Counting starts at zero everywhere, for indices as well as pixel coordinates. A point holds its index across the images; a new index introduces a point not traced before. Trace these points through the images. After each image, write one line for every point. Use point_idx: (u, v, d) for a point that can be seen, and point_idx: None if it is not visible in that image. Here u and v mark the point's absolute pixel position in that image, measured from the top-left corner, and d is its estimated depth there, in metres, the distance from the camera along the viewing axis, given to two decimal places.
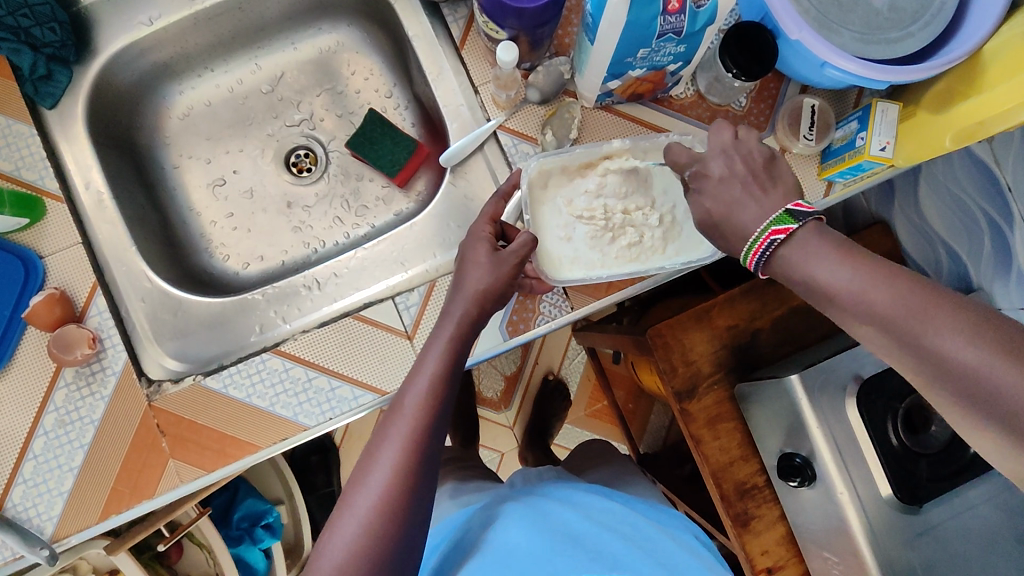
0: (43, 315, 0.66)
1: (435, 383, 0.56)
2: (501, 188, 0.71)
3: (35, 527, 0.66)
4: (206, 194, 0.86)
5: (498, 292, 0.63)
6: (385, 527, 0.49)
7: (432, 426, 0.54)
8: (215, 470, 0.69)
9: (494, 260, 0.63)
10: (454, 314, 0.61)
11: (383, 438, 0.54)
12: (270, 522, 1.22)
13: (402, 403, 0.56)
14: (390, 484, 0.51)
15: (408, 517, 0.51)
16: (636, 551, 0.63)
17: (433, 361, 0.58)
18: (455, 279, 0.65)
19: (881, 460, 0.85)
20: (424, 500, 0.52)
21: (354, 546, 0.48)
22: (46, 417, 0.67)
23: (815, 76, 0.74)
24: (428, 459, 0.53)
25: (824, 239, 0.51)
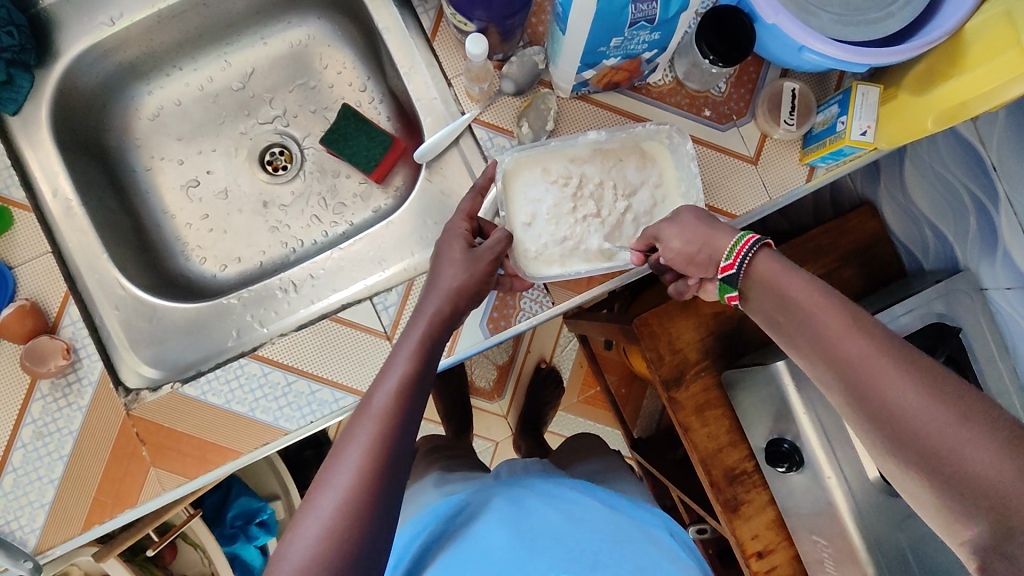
0: (13, 328, 0.65)
1: (403, 384, 0.56)
2: (477, 182, 0.70)
3: (17, 540, 0.66)
4: (180, 197, 0.84)
5: (474, 291, 0.62)
6: (349, 528, 0.49)
7: (399, 428, 0.54)
8: (197, 478, 0.69)
9: (469, 258, 0.62)
10: (426, 313, 0.61)
11: (350, 439, 0.53)
12: (265, 519, 1.23)
13: (371, 404, 0.55)
14: (358, 484, 0.50)
15: (376, 518, 0.50)
16: (615, 553, 0.63)
17: (402, 361, 0.58)
18: (430, 276, 0.64)
19: (867, 442, 0.86)
20: (392, 501, 0.52)
21: (316, 548, 0.47)
22: (24, 430, 0.67)
23: (794, 60, 0.73)
24: (396, 460, 0.53)
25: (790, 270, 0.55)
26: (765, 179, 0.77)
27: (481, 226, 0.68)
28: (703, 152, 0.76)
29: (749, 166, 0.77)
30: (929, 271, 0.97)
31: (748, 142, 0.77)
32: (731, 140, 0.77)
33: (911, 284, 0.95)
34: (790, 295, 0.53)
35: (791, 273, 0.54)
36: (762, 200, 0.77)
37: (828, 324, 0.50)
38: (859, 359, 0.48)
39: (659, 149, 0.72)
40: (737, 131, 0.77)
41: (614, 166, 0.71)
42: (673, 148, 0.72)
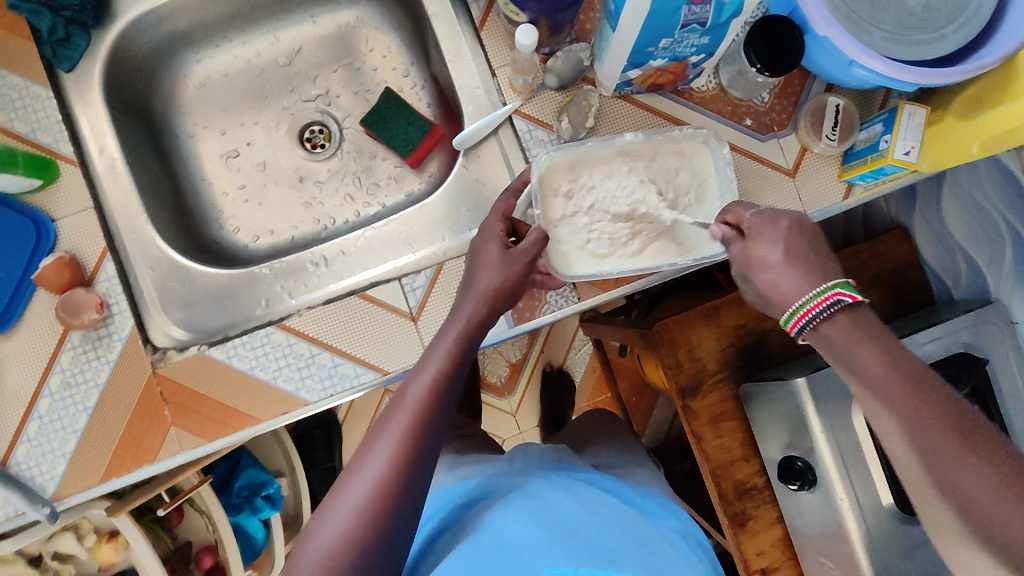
0: (53, 278, 0.66)
1: (437, 380, 0.57)
2: (512, 184, 0.71)
3: (37, 485, 0.68)
4: (218, 166, 0.86)
5: (512, 291, 0.63)
6: (375, 515, 0.51)
7: (429, 423, 0.55)
8: (215, 440, 0.70)
9: (506, 258, 0.63)
10: (463, 313, 0.62)
11: (381, 430, 0.55)
12: (270, 493, 1.26)
13: (404, 396, 0.57)
14: (385, 476, 0.52)
15: (400, 508, 0.52)
16: (632, 552, 0.63)
17: (437, 358, 0.59)
18: (466, 278, 0.65)
19: (885, 468, 0.88)
20: (418, 491, 0.54)
21: (344, 531, 0.50)
22: (52, 378, 0.68)
23: (841, 74, 0.72)
24: (424, 454, 0.55)
25: (867, 330, 0.52)
26: (801, 191, 0.76)
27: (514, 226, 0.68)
28: (741, 162, 0.76)
29: (786, 178, 0.77)
30: (958, 300, 0.95)
31: (787, 154, 0.77)
32: (770, 151, 0.77)
33: (938, 312, 0.94)
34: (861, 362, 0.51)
35: (868, 342, 0.51)
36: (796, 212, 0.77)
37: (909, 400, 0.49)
38: (933, 439, 0.48)
39: (693, 152, 0.72)
40: (777, 142, 0.77)
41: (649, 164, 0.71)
42: (710, 151, 0.72)
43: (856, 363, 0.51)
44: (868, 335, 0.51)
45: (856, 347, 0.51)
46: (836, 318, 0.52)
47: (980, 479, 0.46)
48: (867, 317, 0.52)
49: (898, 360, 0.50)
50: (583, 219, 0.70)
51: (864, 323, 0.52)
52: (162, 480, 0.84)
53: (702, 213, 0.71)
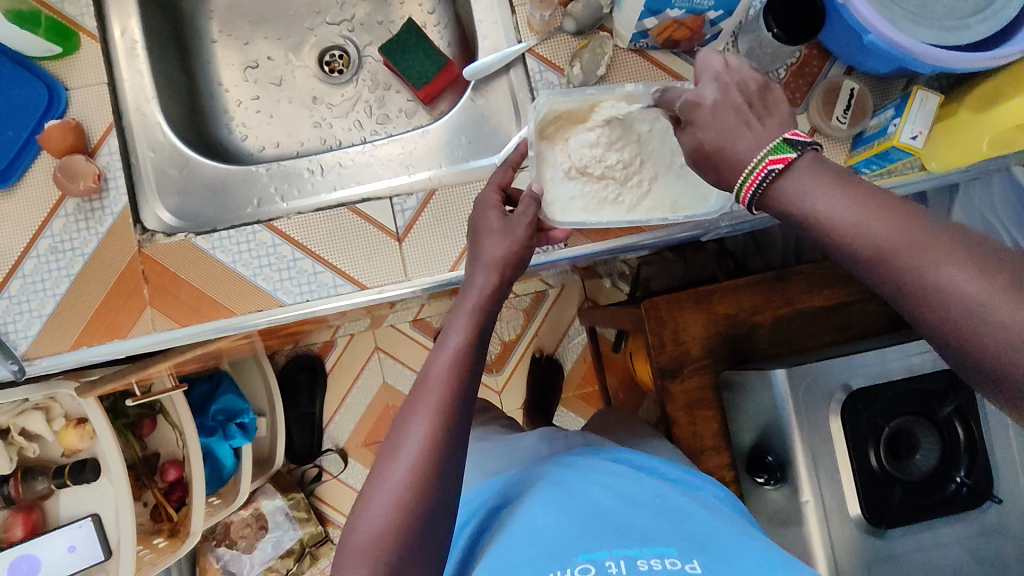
0: (56, 140, 0.68)
1: (458, 358, 0.57)
2: (510, 157, 0.71)
3: (11, 343, 0.69)
4: (237, 74, 0.88)
5: (519, 258, 0.64)
6: (417, 498, 0.52)
7: (456, 402, 0.56)
8: (188, 326, 0.71)
9: (508, 227, 0.64)
10: (475, 285, 0.62)
11: (411, 412, 0.56)
12: (243, 423, 1.29)
13: (428, 376, 0.57)
14: (418, 458, 0.53)
15: (436, 494, 0.53)
16: (668, 525, 0.62)
17: (457, 333, 0.59)
18: (472, 250, 0.66)
19: (856, 477, 0.85)
20: (450, 473, 0.54)
21: (389, 515, 0.51)
22: (41, 242, 0.70)
23: (860, 52, 0.71)
24: (453, 434, 0.55)
25: (822, 172, 0.47)
26: None
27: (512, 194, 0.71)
28: None
29: None
30: None
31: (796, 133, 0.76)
32: None
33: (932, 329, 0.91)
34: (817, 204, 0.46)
35: (820, 180, 0.46)
36: None
37: (867, 226, 0.44)
38: (908, 256, 0.42)
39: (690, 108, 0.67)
40: None
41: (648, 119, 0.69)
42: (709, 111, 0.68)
43: (815, 208, 0.46)
44: (818, 176, 0.46)
45: (810, 189, 0.46)
46: (787, 175, 0.47)
47: (977, 282, 0.40)
48: (833, 162, 0.48)
49: (851, 194, 0.45)
50: (578, 176, 0.69)
51: (812, 169, 0.47)
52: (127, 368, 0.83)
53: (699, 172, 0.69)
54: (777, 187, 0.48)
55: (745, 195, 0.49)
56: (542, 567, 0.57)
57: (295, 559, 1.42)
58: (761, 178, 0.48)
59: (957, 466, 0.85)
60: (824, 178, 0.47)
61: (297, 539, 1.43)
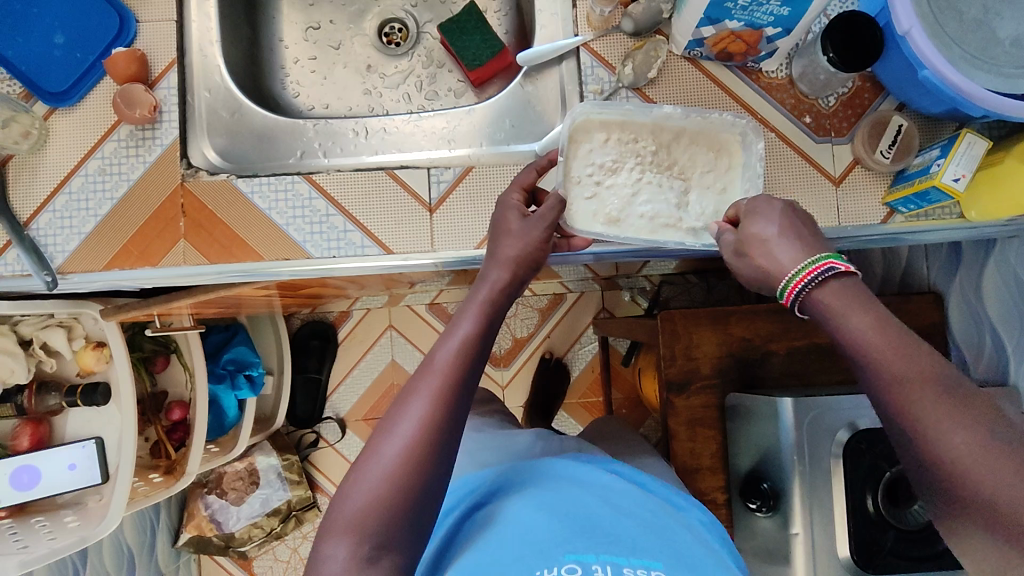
0: (120, 67, 0.71)
1: (465, 345, 0.58)
2: (538, 162, 0.71)
3: (48, 254, 0.72)
4: (299, 34, 0.91)
5: (534, 259, 0.65)
6: (409, 476, 0.53)
7: (459, 386, 0.57)
8: (215, 263, 0.72)
9: (525, 228, 0.65)
10: (489, 279, 0.63)
11: (412, 392, 0.56)
12: (252, 376, 1.32)
13: (433, 359, 0.58)
14: (417, 434, 0.54)
15: (429, 471, 0.54)
16: (655, 539, 0.63)
17: (467, 322, 0.60)
18: (490, 248, 0.67)
19: (850, 517, 0.83)
20: (447, 452, 0.55)
21: (381, 487, 0.52)
22: (91, 162, 0.72)
23: (914, 88, 0.71)
24: (452, 418, 0.56)
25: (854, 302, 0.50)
26: (840, 202, 0.76)
27: (534, 196, 0.71)
28: (789, 155, 0.76)
29: (829, 185, 0.76)
30: (975, 379, 0.94)
31: (837, 162, 0.76)
32: (821, 154, 0.76)
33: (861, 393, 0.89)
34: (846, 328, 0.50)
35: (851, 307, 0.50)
36: (830, 220, 0.76)
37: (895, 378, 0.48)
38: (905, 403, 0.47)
39: (730, 148, 0.69)
40: (831, 147, 0.76)
41: (680, 148, 0.68)
42: (744, 147, 0.68)
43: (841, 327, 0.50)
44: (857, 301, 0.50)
45: (844, 311, 0.50)
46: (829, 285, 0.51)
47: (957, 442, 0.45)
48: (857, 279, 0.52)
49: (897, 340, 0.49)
50: (605, 179, 0.67)
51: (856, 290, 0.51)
52: (149, 301, 0.85)
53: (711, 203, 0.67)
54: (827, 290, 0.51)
55: (793, 289, 0.52)
56: (530, 565, 0.57)
57: (280, 519, 1.43)
58: (818, 274, 0.51)
59: None
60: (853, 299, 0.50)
61: (285, 499, 1.44)
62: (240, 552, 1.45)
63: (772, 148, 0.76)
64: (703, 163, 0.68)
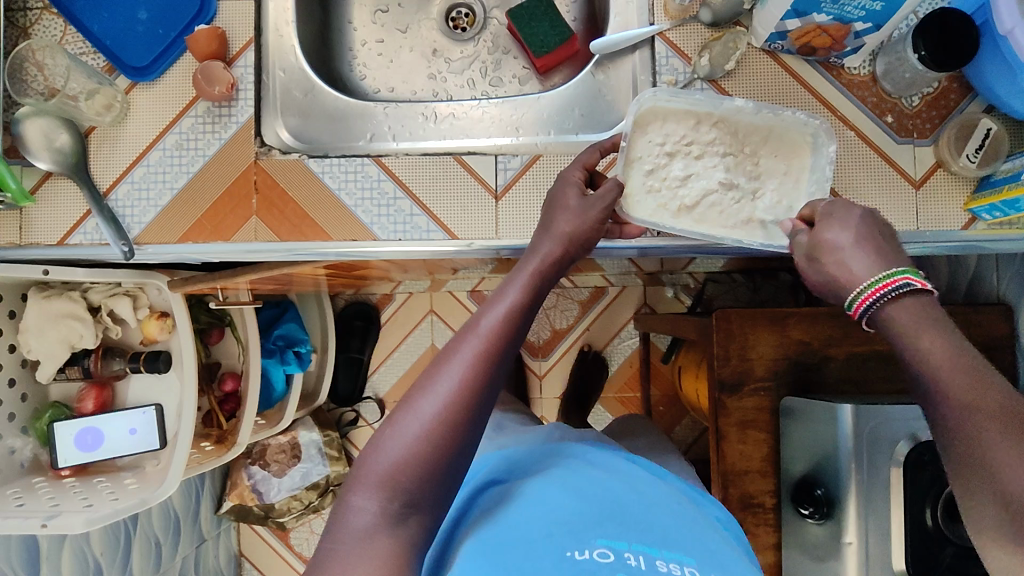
0: (202, 44, 0.72)
1: (510, 313, 0.58)
2: (603, 142, 0.70)
3: (125, 225, 0.74)
4: (367, 15, 0.91)
5: (587, 239, 0.64)
6: (445, 435, 0.53)
7: (501, 352, 0.57)
8: (285, 241, 0.74)
9: (584, 206, 0.64)
10: (538, 252, 0.63)
11: (454, 353, 0.56)
12: (300, 352, 1.35)
13: (477, 323, 0.58)
14: (456, 395, 0.54)
15: (464, 433, 0.54)
16: (684, 533, 0.62)
17: (514, 291, 0.60)
18: (544, 219, 0.66)
19: (905, 530, 0.80)
20: (482, 416, 0.55)
21: (415, 444, 0.53)
22: (169, 136, 0.74)
23: (1009, 90, 0.68)
24: (490, 382, 0.56)
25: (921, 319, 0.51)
26: (920, 207, 0.73)
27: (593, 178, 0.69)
28: (869, 155, 0.73)
29: (909, 188, 0.73)
30: None
31: (919, 164, 0.73)
32: (902, 156, 0.73)
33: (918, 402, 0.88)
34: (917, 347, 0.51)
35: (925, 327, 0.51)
36: (908, 224, 0.74)
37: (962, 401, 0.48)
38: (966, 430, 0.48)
39: (803, 143, 0.66)
40: (912, 148, 0.73)
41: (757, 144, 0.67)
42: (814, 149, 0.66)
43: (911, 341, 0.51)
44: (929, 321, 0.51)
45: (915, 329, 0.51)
46: (902, 302, 0.52)
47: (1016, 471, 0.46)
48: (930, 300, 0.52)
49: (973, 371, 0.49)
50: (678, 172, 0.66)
51: (927, 309, 0.51)
52: (214, 275, 0.88)
53: (788, 199, 0.65)
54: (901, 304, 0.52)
55: (859, 305, 0.53)
56: (561, 544, 0.57)
57: (319, 493, 1.46)
58: (888, 291, 0.51)
59: None
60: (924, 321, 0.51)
61: (324, 475, 1.46)
62: (279, 522, 1.49)
63: (851, 147, 0.74)
64: (784, 160, 0.66)
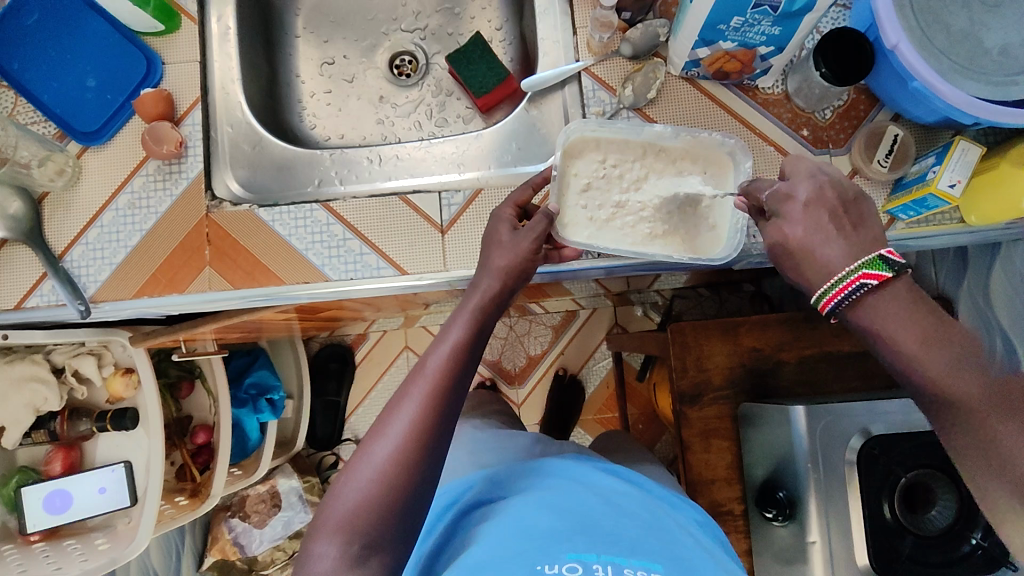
0: (149, 107, 0.75)
1: (456, 351, 0.61)
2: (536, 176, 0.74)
3: (81, 285, 0.75)
4: (314, 68, 0.95)
5: (524, 270, 0.66)
6: (399, 476, 0.55)
7: (449, 391, 0.59)
8: (239, 288, 0.76)
9: (515, 240, 0.67)
10: (480, 288, 0.65)
11: (405, 396, 0.59)
12: (273, 400, 1.36)
13: (425, 364, 0.60)
14: (407, 437, 0.56)
15: (418, 472, 0.56)
16: (655, 542, 0.63)
17: (458, 329, 0.63)
18: (481, 258, 0.69)
19: (866, 526, 0.84)
20: (435, 454, 0.57)
21: (371, 488, 0.55)
22: (121, 196, 0.77)
23: (907, 99, 0.73)
24: (442, 421, 0.58)
25: (901, 297, 0.52)
26: None
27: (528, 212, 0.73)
28: None
29: None
30: None
31: (836, 173, 0.78)
32: (819, 165, 0.78)
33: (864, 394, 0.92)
34: (893, 331, 0.52)
35: (899, 310, 0.52)
36: None
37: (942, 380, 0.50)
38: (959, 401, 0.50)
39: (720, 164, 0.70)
40: (828, 157, 0.78)
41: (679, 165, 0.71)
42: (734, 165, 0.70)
43: (883, 330, 0.52)
44: (896, 306, 0.52)
45: (883, 316, 0.52)
46: (864, 300, 0.53)
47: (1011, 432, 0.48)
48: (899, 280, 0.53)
49: (931, 330, 0.51)
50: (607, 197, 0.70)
51: (891, 296, 0.52)
52: (176, 327, 0.89)
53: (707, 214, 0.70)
54: (866, 300, 0.53)
55: (826, 302, 0.54)
56: (531, 562, 0.58)
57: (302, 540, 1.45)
58: (850, 291, 0.52)
59: (973, 527, 0.82)
60: (896, 303, 0.52)
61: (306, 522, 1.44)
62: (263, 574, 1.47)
63: (772, 161, 0.78)
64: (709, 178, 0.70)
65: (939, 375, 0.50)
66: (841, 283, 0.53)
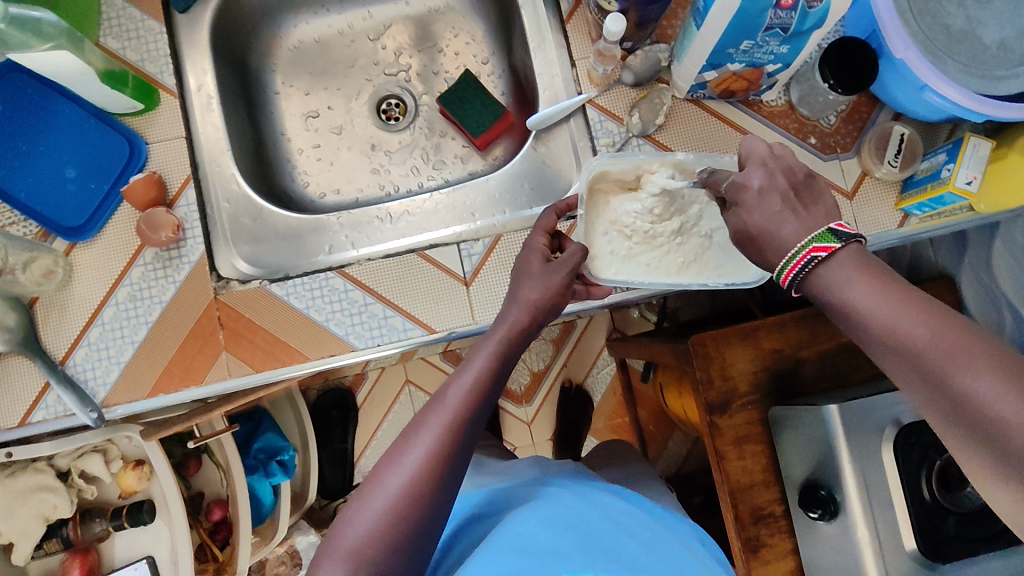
0: (140, 194, 0.71)
1: (478, 382, 0.58)
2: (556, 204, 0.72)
3: (89, 389, 0.70)
4: (299, 123, 0.91)
5: (554, 304, 0.64)
6: (410, 507, 0.53)
7: (468, 423, 0.57)
8: (261, 371, 0.72)
9: (548, 272, 0.64)
10: (508, 320, 0.62)
11: (421, 424, 0.56)
12: (284, 460, 1.31)
13: (444, 395, 0.58)
14: (422, 467, 0.54)
15: (431, 504, 0.53)
16: (654, 560, 0.62)
17: (481, 359, 0.60)
18: (510, 290, 0.66)
19: (909, 509, 0.86)
20: (449, 485, 0.55)
21: (378, 520, 0.52)
22: (120, 290, 0.72)
23: (910, 100, 0.74)
24: (458, 451, 0.56)
25: (861, 263, 0.48)
26: (857, 214, 0.78)
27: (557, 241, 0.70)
28: None
29: (844, 201, 0.78)
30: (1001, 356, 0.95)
31: (848, 177, 0.78)
32: (831, 172, 0.78)
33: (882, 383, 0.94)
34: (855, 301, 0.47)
35: (858, 277, 0.47)
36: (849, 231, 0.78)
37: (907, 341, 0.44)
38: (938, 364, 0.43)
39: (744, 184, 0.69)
40: (839, 163, 0.78)
41: None
42: None
43: (847, 299, 0.48)
44: (858, 271, 0.48)
45: (846, 282, 0.48)
46: (821, 273, 0.49)
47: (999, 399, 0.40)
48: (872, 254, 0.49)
49: (903, 297, 0.46)
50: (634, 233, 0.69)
51: (850, 261, 0.48)
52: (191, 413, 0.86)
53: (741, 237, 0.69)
54: (820, 274, 0.49)
55: (786, 276, 0.51)
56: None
57: None
58: (804, 264, 0.49)
59: None
60: (860, 269, 0.48)
61: None
62: None
63: None
64: None
65: (911, 339, 0.44)
66: (795, 257, 0.50)
